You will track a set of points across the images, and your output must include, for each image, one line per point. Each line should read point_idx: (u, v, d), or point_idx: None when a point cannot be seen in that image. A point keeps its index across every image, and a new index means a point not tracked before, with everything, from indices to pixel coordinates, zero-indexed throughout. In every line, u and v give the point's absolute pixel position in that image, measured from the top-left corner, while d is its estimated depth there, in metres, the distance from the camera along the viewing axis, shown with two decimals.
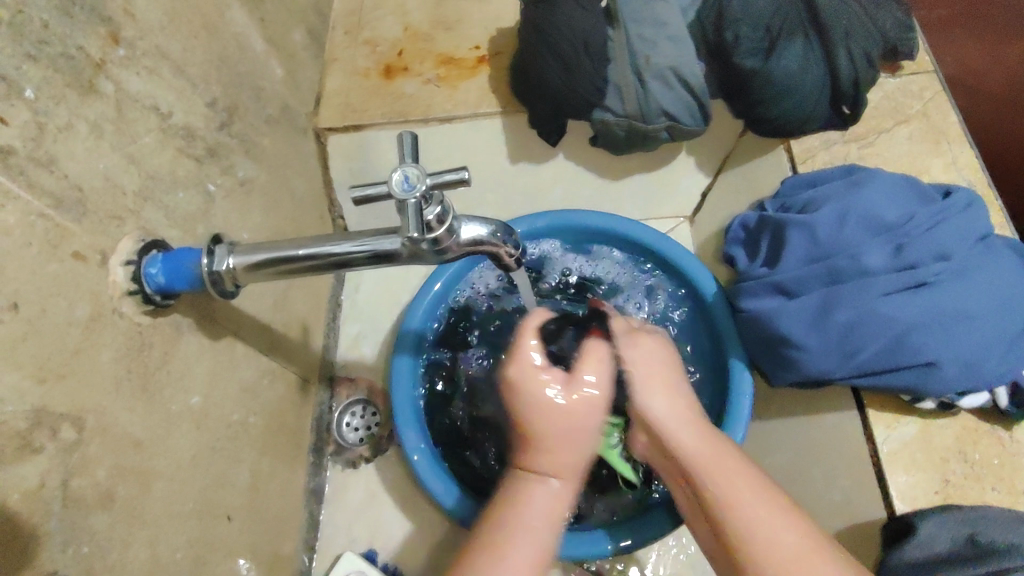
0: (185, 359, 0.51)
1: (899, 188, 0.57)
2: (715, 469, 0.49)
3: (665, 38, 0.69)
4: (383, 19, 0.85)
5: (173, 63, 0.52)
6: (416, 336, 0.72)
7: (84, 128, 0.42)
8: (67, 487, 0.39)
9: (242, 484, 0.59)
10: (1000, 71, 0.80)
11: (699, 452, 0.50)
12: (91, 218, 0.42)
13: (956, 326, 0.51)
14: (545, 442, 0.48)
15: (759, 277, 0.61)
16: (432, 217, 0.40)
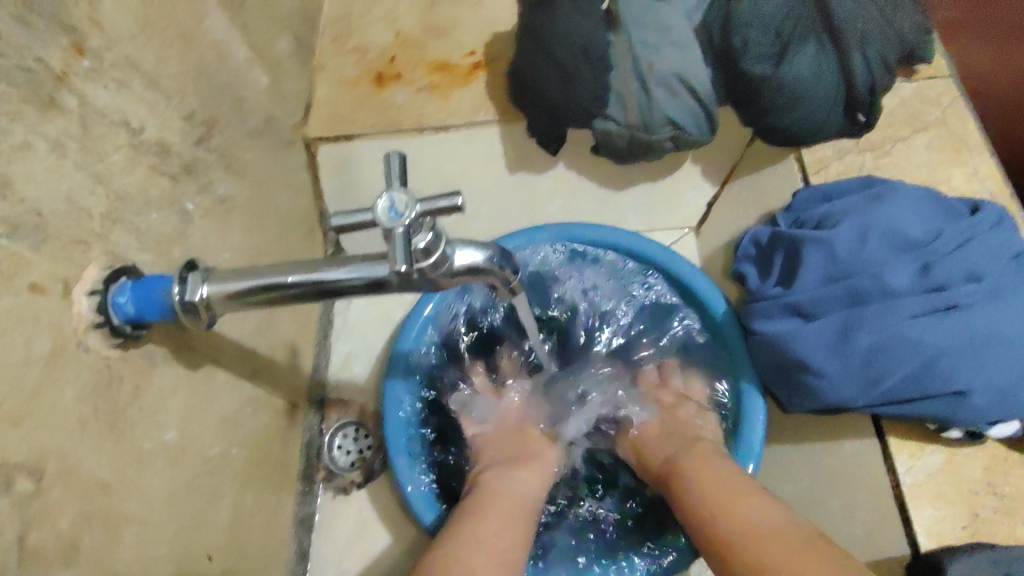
0: (160, 393, 0.47)
1: (924, 202, 0.53)
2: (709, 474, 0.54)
3: (668, 42, 0.66)
4: (371, 25, 0.81)
5: (146, 74, 0.48)
6: (409, 357, 0.68)
7: (42, 146, 0.39)
8: (22, 544, 0.35)
9: (224, 520, 0.55)
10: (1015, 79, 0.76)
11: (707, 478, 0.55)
12: (52, 244, 0.39)
13: (990, 352, 0.47)
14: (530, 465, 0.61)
15: (772, 297, 0.57)
16: (422, 246, 0.37)
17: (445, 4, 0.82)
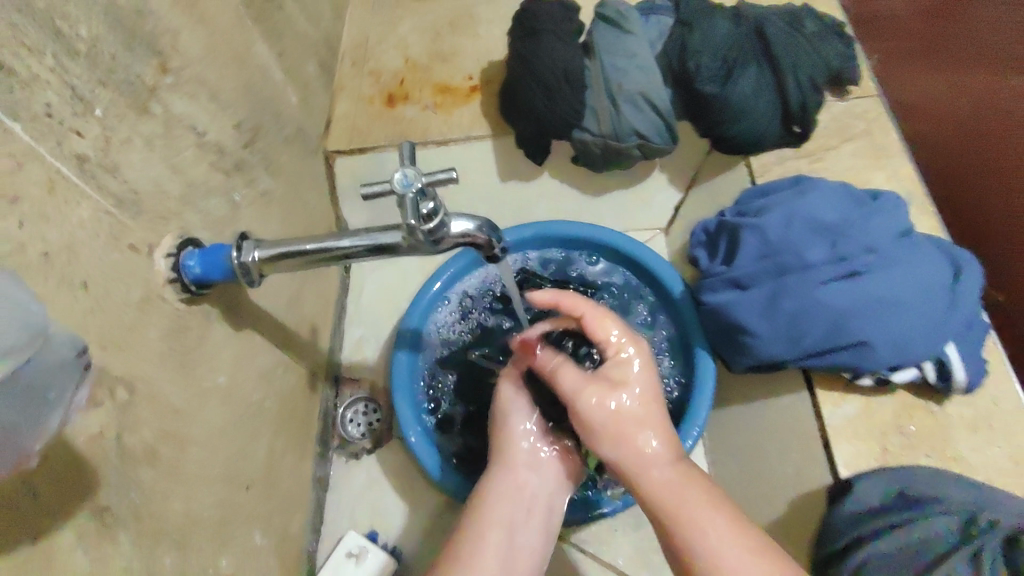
0: (215, 343, 0.58)
1: (837, 193, 0.64)
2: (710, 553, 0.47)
3: (635, 67, 0.78)
4: (385, 52, 0.96)
5: (210, 89, 0.61)
6: (413, 332, 0.76)
7: (138, 141, 0.50)
8: (121, 441, 0.46)
9: (261, 459, 0.65)
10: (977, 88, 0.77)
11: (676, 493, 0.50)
12: (144, 216, 0.50)
13: (885, 311, 0.58)
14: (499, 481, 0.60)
15: (719, 274, 0.68)
16: (426, 210, 0.47)
17: (448, 35, 0.97)
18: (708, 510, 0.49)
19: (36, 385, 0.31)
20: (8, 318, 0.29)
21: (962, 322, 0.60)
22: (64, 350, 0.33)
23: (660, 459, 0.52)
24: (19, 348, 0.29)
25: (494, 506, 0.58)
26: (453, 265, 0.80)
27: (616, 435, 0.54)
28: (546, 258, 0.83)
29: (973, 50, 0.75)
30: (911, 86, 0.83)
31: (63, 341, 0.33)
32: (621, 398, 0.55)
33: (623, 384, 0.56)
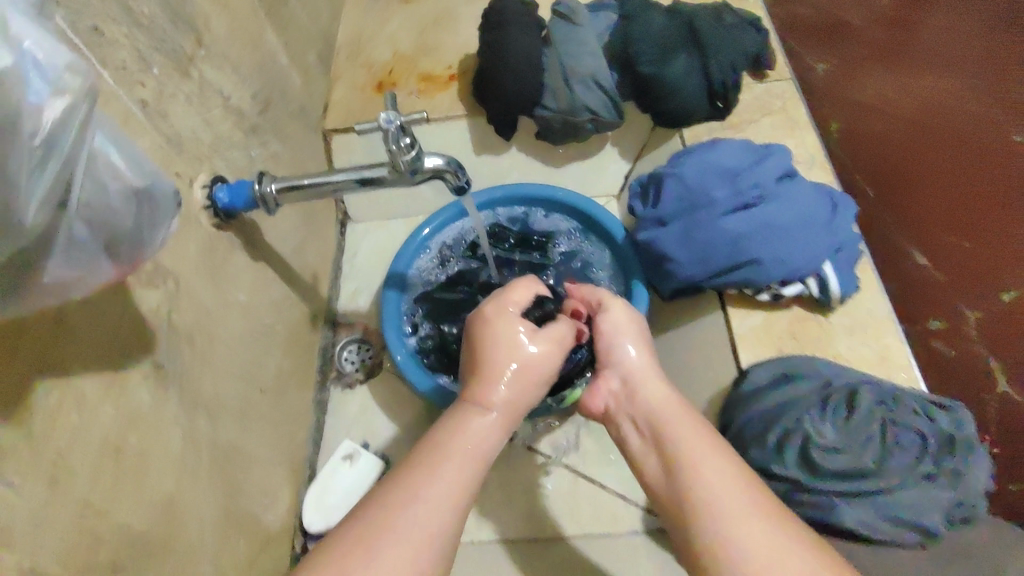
0: (237, 264, 0.72)
1: (739, 146, 0.79)
2: (692, 460, 0.53)
3: (585, 53, 0.93)
4: (376, 46, 1.11)
5: (232, 64, 0.75)
6: (400, 276, 0.90)
7: (180, 96, 0.65)
8: (171, 319, 0.59)
9: (271, 369, 0.79)
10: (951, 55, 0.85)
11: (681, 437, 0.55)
12: (185, 155, 0.65)
13: (771, 234, 0.73)
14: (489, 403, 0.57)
15: (648, 216, 0.82)
16: (404, 143, 0.62)
17: (430, 32, 1.12)
18: (707, 454, 0.53)
19: (145, 204, 0.39)
20: (126, 150, 0.38)
21: (835, 247, 0.75)
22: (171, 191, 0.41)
23: (668, 389, 0.61)
24: (130, 171, 0.38)
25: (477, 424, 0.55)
26: (441, 217, 0.95)
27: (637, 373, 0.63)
28: (512, 215, 0.97)
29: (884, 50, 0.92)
30: (852, 85, 0.95)
31: (153, 172, 0.40)
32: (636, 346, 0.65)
33: (637, 332, 0.67)
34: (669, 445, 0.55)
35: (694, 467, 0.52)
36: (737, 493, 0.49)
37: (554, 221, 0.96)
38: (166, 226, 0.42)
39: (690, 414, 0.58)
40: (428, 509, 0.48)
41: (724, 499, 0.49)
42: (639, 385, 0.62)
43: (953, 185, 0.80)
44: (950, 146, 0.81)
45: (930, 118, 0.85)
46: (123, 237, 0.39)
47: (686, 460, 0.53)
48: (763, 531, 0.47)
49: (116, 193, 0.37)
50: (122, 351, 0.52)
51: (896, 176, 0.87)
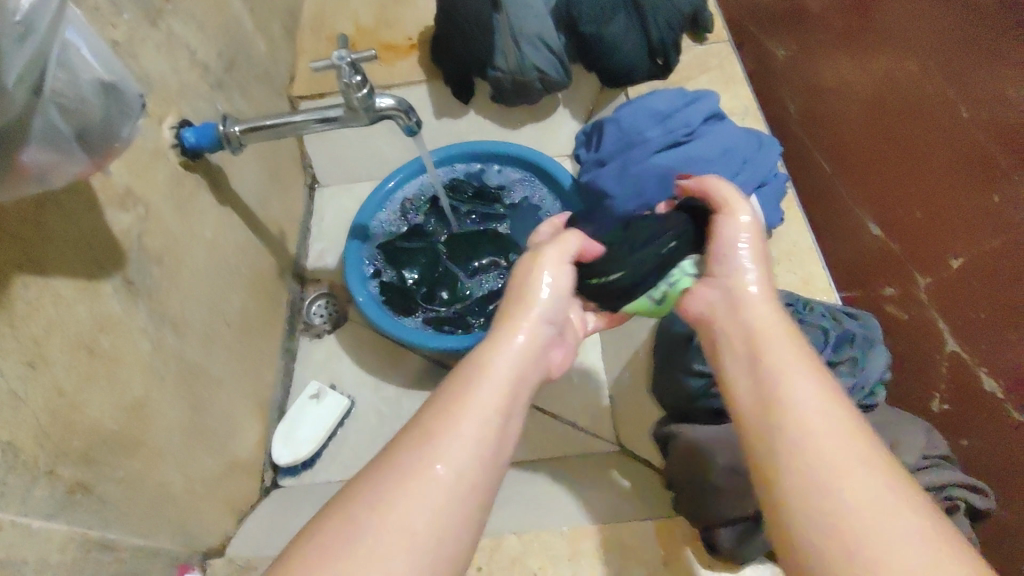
0: (204, 205, 0.77)
1: (672, 92, 0.85)
2: (783, 366, 0.48)
3: (532, 15, 0.98)
4: (339, 20, 1.17)
5: (199, 22, 0.81)
6: (362, 226, 0.95)
7: (152, 43, 0.70)
8: (141, 240, 0.64)
9: (238, 310, 0.84)
10: (875, 35, 1.03)
11: (794, 389, 0.47)
12: (155, 96, 0.70)
13: (697, 168, 0.79)
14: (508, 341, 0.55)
15: (590, 161, 0.88)
16: (356, 80, 0.67)
17: (390, 6, 1.18)
18: (829, 410, 0.45)
19: (113, 97, 0.45)
20: (96, 47, 0.44)
21: (759, 181, 0.81)
22: (133, 92, 0.48)
23: (776, 314, 0.54)
24: (100, 67, 0.44)
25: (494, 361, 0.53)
26: (406, 171, 1.00)
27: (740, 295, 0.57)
28: (469, 170, 1.02)
29: (834, 30, 1.10)
30: (816, 65, 1.13)
31: (120, 72, 0.46)
32: (752, 263, 0.58)
33: (754, 239, 0.59)
34: (767, 370, 0.49)
35: (782, 371, 0.48)
36: (826, 400, 0.46)
37: (505, 174, 1.01)
38: (131, 124, 0.49)
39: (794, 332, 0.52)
40: (474, 420, 0.48)
41: (811, 409, 0.45)
42: (745, 302, 0.56)
43: (900, 155, 0.94)
44: (896, 122, 0.96)
45: (880, 98, 1.00)
46: (92, 125, 0.45)
47: (778, 365, 0.48)
48: (842, 432, 0.44)
49: (90, 84, 0.43)
50: (96, 260, 0.58)
51: (855, 145, 1.03)
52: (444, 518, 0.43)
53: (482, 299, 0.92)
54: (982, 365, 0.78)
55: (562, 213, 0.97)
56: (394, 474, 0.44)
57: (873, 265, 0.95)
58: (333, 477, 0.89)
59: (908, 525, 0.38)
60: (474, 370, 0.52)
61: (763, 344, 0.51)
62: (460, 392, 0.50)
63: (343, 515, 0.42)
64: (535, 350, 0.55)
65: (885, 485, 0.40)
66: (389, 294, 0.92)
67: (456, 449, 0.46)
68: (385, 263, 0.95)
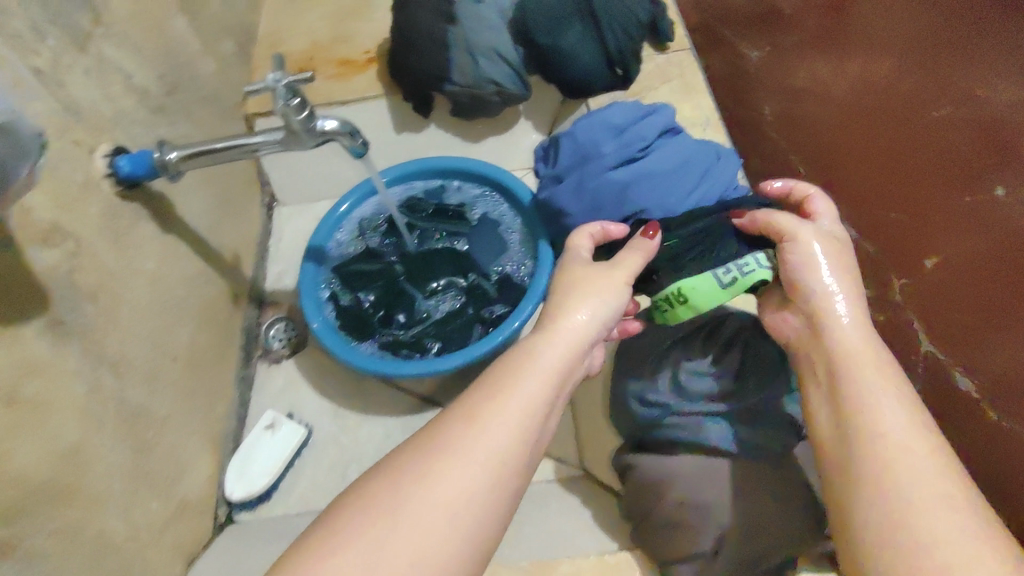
0: (144, 235, 0.74)
1: (627, 105, 0.83)
2: (864, 387, 0.51)
3: (485, 27, 0.96)
4: (293, 36, 1.14)
5: (134, 45, 0.78)
6: (316, 249, 0.93)
7: (79, 69, 0.67)
8: (72, 277, 0.62)
9: (185, 341, 0.81)
10: (873, 50, 1.06)
11: (879, 412, 0.50)
12: (85, 123, 0.67)
13: (654, 183, 0.77)
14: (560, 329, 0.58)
15: (548, 177, 0.86)
16: (294, 103, 0.65)
17: (347, 20, 1.16)
18: (913, 434, 0.48)
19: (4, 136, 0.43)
20: None
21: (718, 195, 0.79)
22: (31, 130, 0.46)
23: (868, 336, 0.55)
24: None
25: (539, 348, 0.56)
26: (359, 191, 0.97)
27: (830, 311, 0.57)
28: (427, 187, 1.00)
29: (810, 39, 1.12)
30: (790, 72, 1.12)
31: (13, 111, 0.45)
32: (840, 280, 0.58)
33: (841, 259, 0.59)
34: (853, 393, 0.52)
35: (872, 390, 0.51)
36: (909, 420, 0.49)
37: (465, 190, 0.99)
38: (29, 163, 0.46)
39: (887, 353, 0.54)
40: (518, 401, 0.51)
41: (896, 428, 0.48)
42: (832, 322, 0.56)
43: (878, 159, 1.00)
44: (866, 128, 1.03)
45: (853, 99, 1.05)
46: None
47: (869, 384, 0.51)
48: (924, 461, 0.46)
49: None
50: (19, 300, 0.55)
51: (839, 149, 1.04)
52: (479, 492, 0.46)
53: (442, 322, 0.90)
54: (958, 365, 0.85)
55: (522, 229, 0.94)
56: (436, 446, 0.48)
57: (851, 268, 0.98)
58: (290, 509, 0.86)
59: (976, 539, 0.41)
60: (521, 357, 0.55)
61: (854, 365, 0.53)
62: (507, 377, 0.53)
63: (395, 485, 0.46)
64: (582, 339, 0.58)
65: (968, 509, 0.43)
66: (344, 319, 0.90)
67: (496, 430, 0.49)
68: (341, 287, 0.93)
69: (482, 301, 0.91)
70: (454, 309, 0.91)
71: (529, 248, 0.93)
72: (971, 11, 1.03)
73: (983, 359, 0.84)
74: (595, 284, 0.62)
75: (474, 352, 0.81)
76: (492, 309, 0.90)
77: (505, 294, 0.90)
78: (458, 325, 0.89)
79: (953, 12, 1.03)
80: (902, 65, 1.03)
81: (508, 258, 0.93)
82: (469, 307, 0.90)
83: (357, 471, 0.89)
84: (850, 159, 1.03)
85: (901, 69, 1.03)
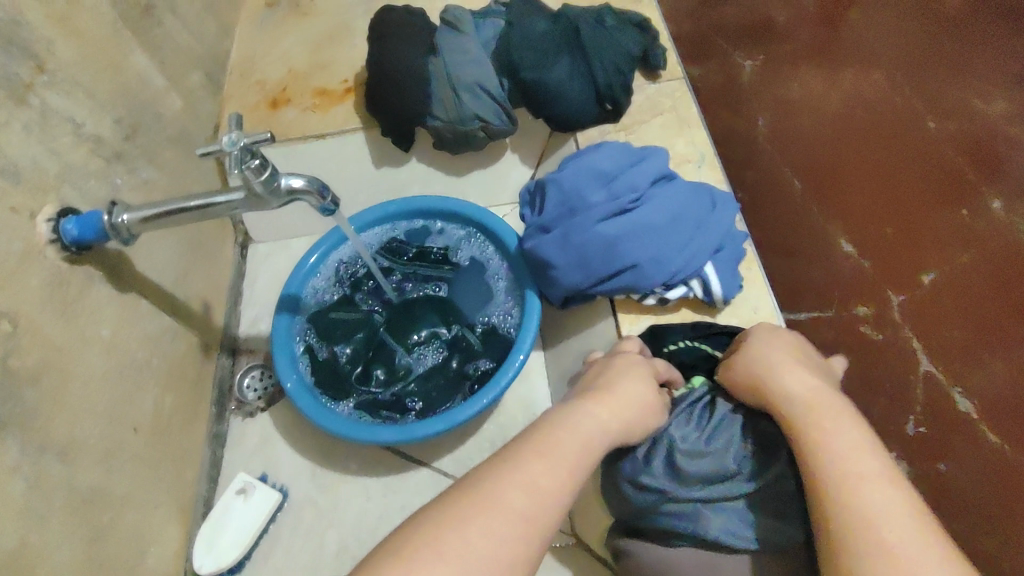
0: (96, 300, 0.68)
1: (616, 149, 0.79)
2: (827, 430, 0.55)
3: (469, 62, 0.92)
4: (269, 64, 1.08)
5: (86, 90, 0.73)
6: (290, 298, 0.87)
7: (17, 126, 0.62)
8: (7, 361, 0.56)
9: (148, 407, 0.75)
10: (869, 66, 1.07)
11: (857, 481, 0.51)
12: (24, 185, 0.62)
13: (646, 237, 0.73)
14: (605, 401, 0.60)
15: (532, 224, 0.81)
16: (254, 165, 0.60)
17: (326, 47, 1.10)
18: (891, 503, 0.50)
19: None
20: None
21: (714, 247, 0.75)
22: None
23: (840, 411, 0.57)
24: None
25: (578, 418, 0.58)
26: (330, 239, 0.92)
27: (806, 395, 0.59)
28: (409, 229, 0.94)
29: (807, 51, 1.11)
30: (783, 83, 1.09)
31: None
32: (803, 373, 0.61)
33: (799, 357, 0.64)
34: (831, 463, 0.53)
35: (831, 433, 0.55)
36: (870, 464, 0.52)
37: (449, 232, 0.94)
38: None
39: (832, 396, 0.59)
40: (554, 464, 0.53)
41: (862, 469, 0.52)
42: (806, 403, 0.58)
43: (870, 173, 0.98)
44: (862, 142, 1.01)
45: (847, 110, 1.04)
46: None
47: (826, 427, 0.55)
48: (910, 532, 0.48)
49: None
50: None
51: (831, 159, 1.01)
52: (523, 560, 0.48)
53: (424, 378, 0.85)
54: (957, 387, 0.82)
55: (509, 275, 0.89)
56: (468, 498, 0.50)
57: (844, 288, 0.92)
58: None
59: (941, 564, 0.46)
60: (567, 424, 0.57)
61: (832, 444, 0.54)
62: (550, 441, 0.55)
63: (446, 540, 0.46)
64: (622, 420, 0.60)
65: (931, 541, 0.48)
66: (319, 375, 0.84)
67: (534, 495, 0.51)
68: (315, 340, 0.86)
69: (467, 355, 0.86)
70: (438, 364, 0.86)
71: (516, 296, 0.88)
72: (956, 35, 1.07)
73: (982, 379, 0.82)
74: (630, 367, 0.65)
75: (457, 416, 0.76)
76: (478, 364, 0.85)
77: (493, 347, 0.85)
78: (441, 381, 0.84)
79: (940, 35, 1.08)
80: (896, 83, 1.05)
81: (495, 307, 0.88)
82: (454, 361, 0.85)
83: (336, 537, 0.83)
84: (842, 170, 1.00)
85: (892, 90, 1.04)
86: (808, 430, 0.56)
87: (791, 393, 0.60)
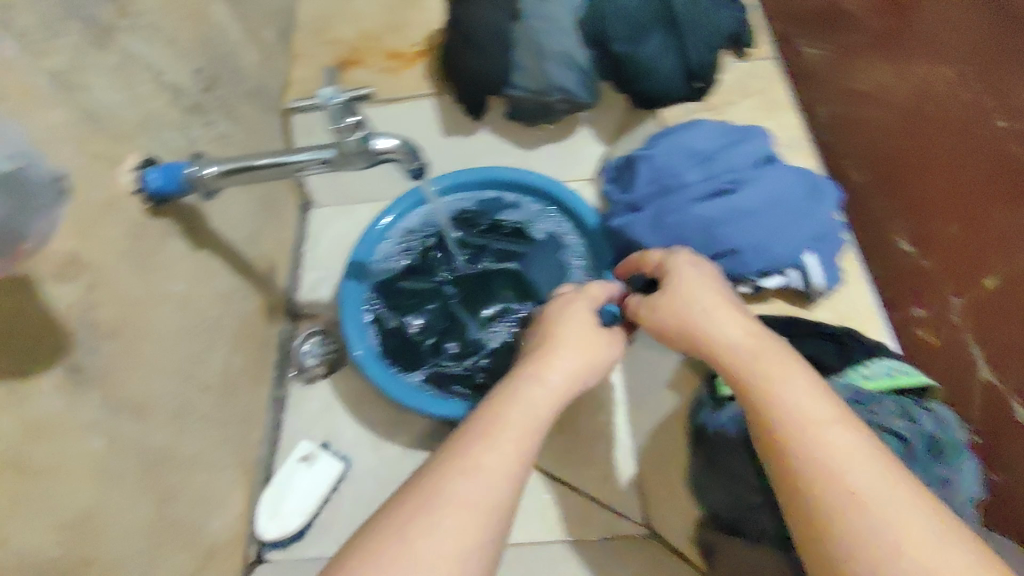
0: (171, 255, 0.66)
1: (713, 128, 0.75)
2: (769, 373, 0.49)
3: (558, 30, 0.88)
4: (341, 23, 1.05)
5: (167, 37, 0.70)
6: (358, 264, 0.84)
7: (102, 70, 0.60)
8: (91, 313, 0.55)
9: (216, 366, 0.73)
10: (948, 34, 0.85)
11: (799, 424, 0.45)
12: (106, 132, 0.59)
13: (747, 221, 0.69)
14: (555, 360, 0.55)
15: (620, 202, 0.78)
16: (352, 122, 0.58)
17: (399, 8, 1.06)
18: (848, 443, 0.43)
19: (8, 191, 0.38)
20: None
21: (818, 235, 0.70)
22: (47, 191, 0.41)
23: (778, 351, 0.50)
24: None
25: (530, 384, 0.53)
26: (402, 205, 0.88)
27: (739, 338, 0.52)
28: (483, 198, 0.90)
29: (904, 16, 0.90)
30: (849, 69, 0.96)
31: (22, 157, 0.41)
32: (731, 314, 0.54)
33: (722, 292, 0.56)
34: (777, 410, 0.46)
35: (770, 379, 0.48)
36: (815, 402, 0.46)
37: (524, 205, 0.90)
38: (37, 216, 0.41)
39: (773, 340, 0.52)
40: (508, 442, 0.48)
41: (807, 411, 0.46)
42: (743, 347, 0.51)
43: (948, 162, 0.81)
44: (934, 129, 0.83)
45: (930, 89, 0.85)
46: None
47: (763, 373, 0.49)
48: (871, 472, 0.42)
49: None
50: (32, 350, 0.48)
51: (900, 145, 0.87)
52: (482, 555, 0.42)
53: (494, 354, 0.82)
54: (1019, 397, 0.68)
55: (589, 253, 0.86)
56: (408, 500, 0.43)
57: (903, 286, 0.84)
58: (327, 550, 0.78)
59: (905, 504, 0.40)
60: (523, 393, 0.52)
61: (775, 387, 0.48)
62: (494, 416, 0.49)
63: (387, 557, 0.40)
64: (575, 374, 0.55)
65: (889, 477, 0.42)
66: (388, 345, 0.82)
67: (483, 480, 0.45)
68: (385, 310, 0.84)
69: None
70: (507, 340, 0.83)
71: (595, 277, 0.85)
72: None
73: None
74: (576, 314, 0.61)
75: None
76: None
77: None
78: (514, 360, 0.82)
79: None
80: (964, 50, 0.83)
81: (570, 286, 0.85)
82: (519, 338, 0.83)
83: None
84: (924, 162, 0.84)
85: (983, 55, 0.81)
86: (744, 372, 0.50)
87: (730, 340, 0.53)
